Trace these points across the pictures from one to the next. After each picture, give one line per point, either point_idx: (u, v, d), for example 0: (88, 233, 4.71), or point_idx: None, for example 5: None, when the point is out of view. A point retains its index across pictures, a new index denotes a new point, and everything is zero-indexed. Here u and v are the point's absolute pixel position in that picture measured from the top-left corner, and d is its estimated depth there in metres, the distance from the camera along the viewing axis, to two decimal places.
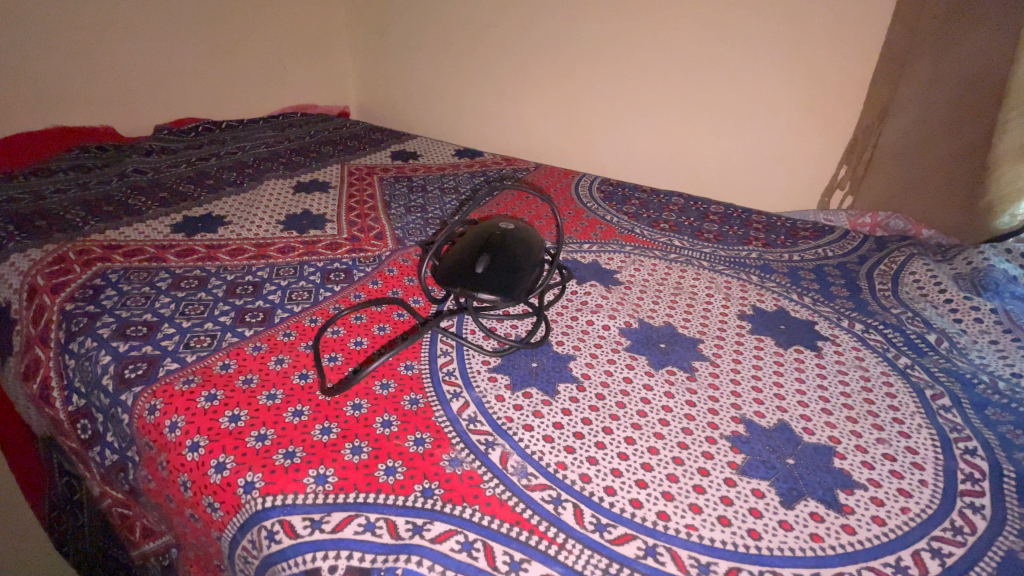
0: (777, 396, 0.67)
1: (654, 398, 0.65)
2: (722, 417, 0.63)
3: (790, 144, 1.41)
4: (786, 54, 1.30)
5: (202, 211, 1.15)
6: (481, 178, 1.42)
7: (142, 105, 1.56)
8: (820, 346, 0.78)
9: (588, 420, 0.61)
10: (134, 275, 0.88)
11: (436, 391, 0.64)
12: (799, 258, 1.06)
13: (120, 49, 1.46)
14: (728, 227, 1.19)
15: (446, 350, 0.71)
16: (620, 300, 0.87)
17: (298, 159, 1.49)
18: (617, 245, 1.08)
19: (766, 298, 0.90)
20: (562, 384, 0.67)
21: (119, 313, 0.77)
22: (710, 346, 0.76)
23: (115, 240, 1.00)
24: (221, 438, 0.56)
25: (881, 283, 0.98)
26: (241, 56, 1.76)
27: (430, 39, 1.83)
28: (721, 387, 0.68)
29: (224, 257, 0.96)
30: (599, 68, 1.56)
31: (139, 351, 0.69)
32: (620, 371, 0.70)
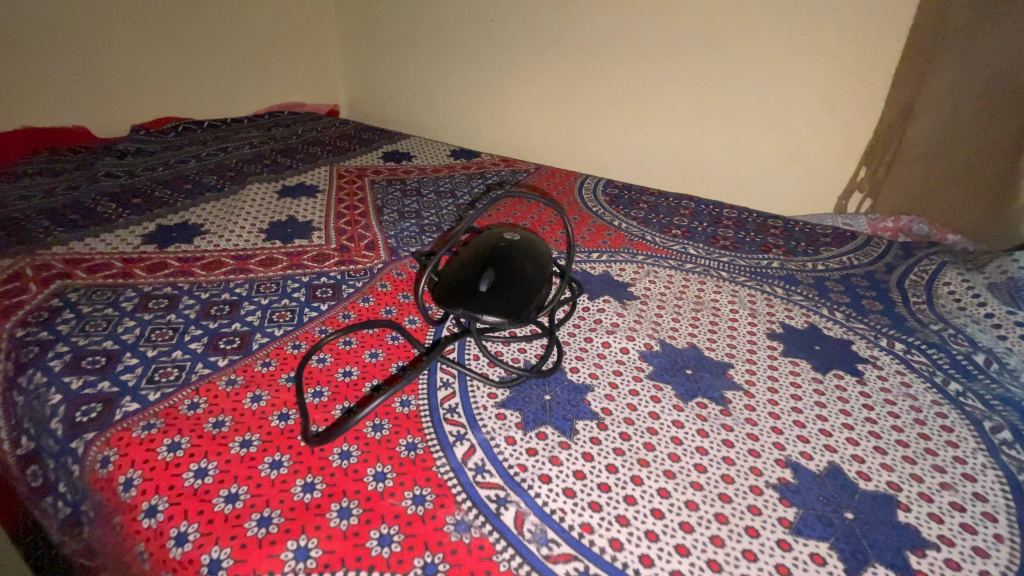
0: (823, 432, 0.60)
1: (686, 438, 0.57)
2: (765, 460, 0.55)
3: (805, 144, 1.32)
4: (802, 50, 1.22)
5: (177, 218, 1.06)
6: (479, 181, 1.33)
7: (116, 105, 1.46)
8: (861, 370, 0.71)
9: (614, 467, 0.53)
10: (98, 294, 0.79)
11: (437, 433, 0.56)
12: (824, 268, 0.99)
13: (89, 45, 1.36)
14: (744, 233, 1.11)
15: (447, 382, 0.63)
16: (638, 318, 0.79)
17: (284, 161, 1.40)
18: (628, 253, 1.00)
19: (794, 314, 0.83)
20: (580, 422, 0.58)
21: (76, 341, 0.68)
22: (742, 372, 0.68)
23: (79, 254, 0.90)
24: (184, 500, 0.47)
25: (914, 294, 0.91)
26: (223, 52, 1.66)
27: (422, 32, 1.74)
28: (760, 423, 0.60)
29: (199, 271, 0.87)
30: (603, 65, 1.48)
31: (94, 388, 0.60)
32: (644, 405, 0.62)
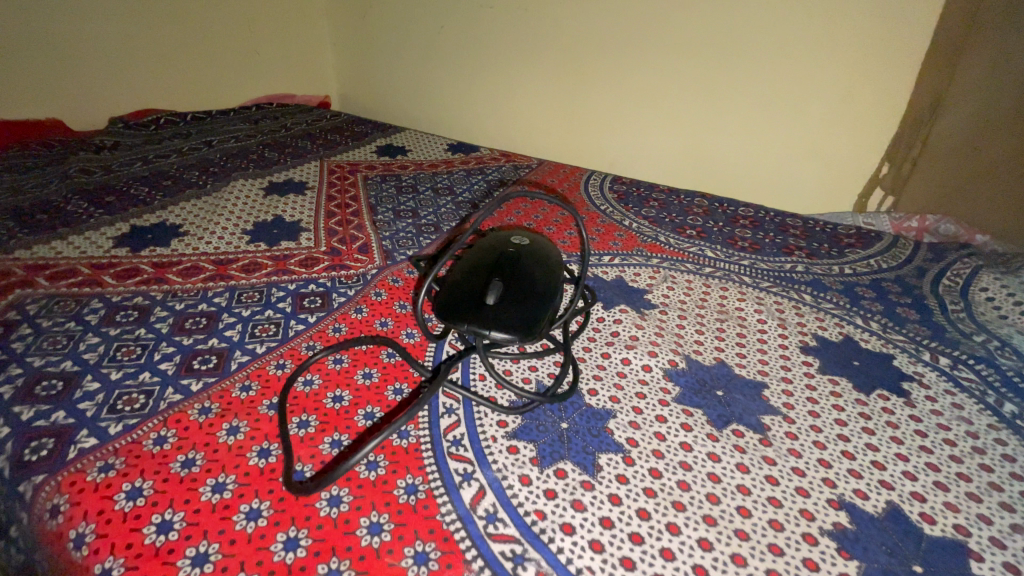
0: (874, 464, 0.53)
1: (724, 474, 0.51)
2: (815, 501, 0.49)
3: (822, 138, 1.25)
4: (823, 38, 1.15)
5: (153, 218, 0.98)
6: (479, 177, 1.25)
7: (90, 96, 1.37)
8: (907, 390, 0.64)
9: (646, 513, 0.46)
10: (60, 305, 0.71)
11: (441, 473, 0.49)
12: (852, 271, 0.92)
13: (61, 33, 1.27)
14: (763, 234, 1.04)
15: (450, 408, 0.56)
16: (658, 331, 0.72)
17: (271, 156, 1.31)
18: (642, 256, 0.93)
19: (827, 324, 0.76)
20: (603, 456, 0.51)
21: (31, 362, 0.60)
22: (778, 394, 0.61)
23: (42, 259, 0.82)
24: (144, 563, 0.40)
25: (952, 301, 0.85)
26: (207, 40, 1.56)
27: (417, 19, 1.65)
28: (805, 455, 0.54)
29: (175, 278, 0.79)
30: (609, 54, 1.40)
31: (47, 419, 0.53)
32: (674, 434, 0.55)
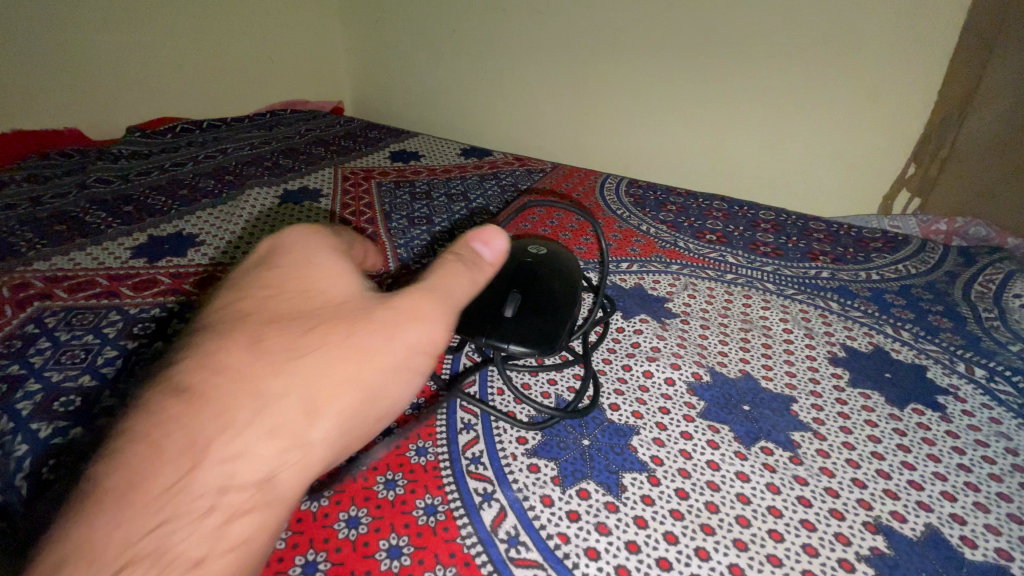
0: (912, 484, 0.51)
1: (754, 495, 0.49)
2: (851, 525, 0.47)
3: (844, 138, 1.22)
4: (847, 39, 1.12)
5: (170, 228, 0.98)
6: (493, 182, 1.24)
7: (109, 105, 1.38)
8: (942, 404, 0.62)
9: (673, 537, 0.45)
10: (78, 318, 0.72)
11: (461, 494, 0.48)
12: (879, 277, 0.89)
13: (81, 43, 1.28)
14: (785, 238, 1.02)
15: (468, 423, 0.55)
16: (680, 342, 0.70)
17: (286, 163, 1.31)
18: (661, 263, 0.91)
19: (856, 334, 0.73)
20: (627, 475, 0.50)
21: (49, 377, 0.61)
22: (807, 409, 0.59)
23: (62, 270, 0.83)
24: None
25: (985, 308, 0.81)
26: (224, 48, 1.57)
27: (431, 23, 1.65)
28: (837, 474, 0.52)
29: (192, 289, 0.79)
30: (626, 56, 1.38)
31: (65, 437, 0.54)
32: (700, 452, 0.53)
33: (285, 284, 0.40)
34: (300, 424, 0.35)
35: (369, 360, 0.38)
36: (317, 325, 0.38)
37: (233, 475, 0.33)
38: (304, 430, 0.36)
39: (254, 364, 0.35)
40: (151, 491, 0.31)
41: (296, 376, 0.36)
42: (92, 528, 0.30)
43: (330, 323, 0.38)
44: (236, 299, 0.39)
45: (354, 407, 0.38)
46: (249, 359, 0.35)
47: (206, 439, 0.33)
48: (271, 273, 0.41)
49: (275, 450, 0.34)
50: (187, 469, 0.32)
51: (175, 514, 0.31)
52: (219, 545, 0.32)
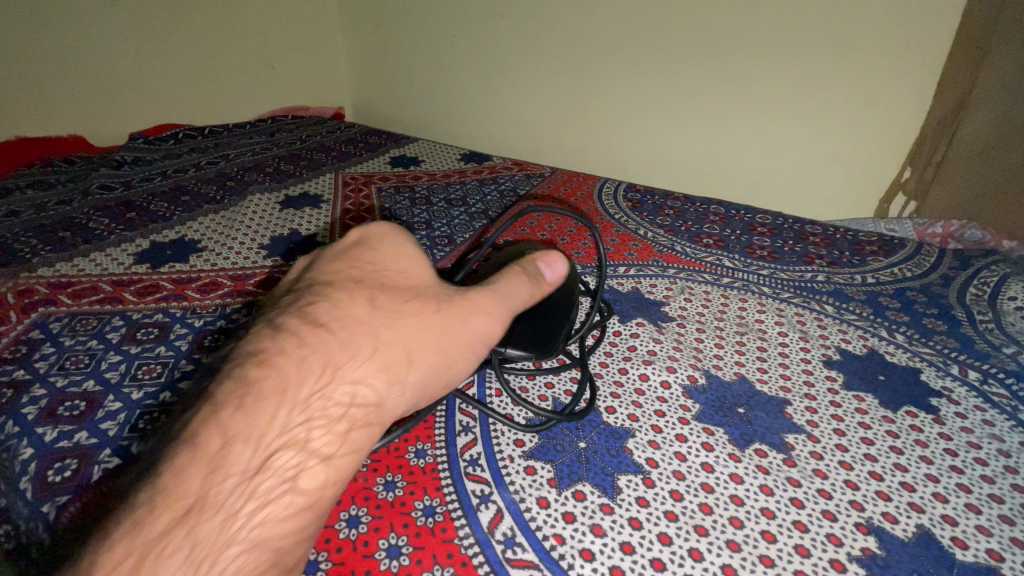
0: (904, 485, 0.52)
1: (748, 496, 0.49)
2: (842, 525, 0.47)
3: (841, 142, 1.23)
4: (843, 42, 1.13)
5: (173, 233, 0.99)
6: (492, 187, 1.25)
7: (112, 112, 1.40)
8: (936, 406, 0.62)
9: (667, 538, 0.45)
10: (82, 323, 0.73)
11: (459, 495, 0.49)
12: (874, 280, 0.90)
13: (85, 51, 1.30)
14: (782, 242, 1.03)
15: (467, 425, 0.56)
16: (677, 345, 0.71)
17: (288, 169, 1.32)
18: (658, 267, 0.92)
19: (850, 337, 0.74)
20: (622, 477, 0.51)
21: (54, 383, 0.62)
22: (801, 411, 0.60)
23: (66, 276, 0.84)
24: None
25: (980, 310, 0.82)
26: (226, 55, 1.59)
27: (432, 29, 1.66)
28: (830, 475, 0.52)
29: (194, 294, 0.80)
30: (624, 60, 1.40)
31: (70, 440, 0.55)
32: (695, 454, 0.54)
33: (386, 263, 0.49)
34: (400, 369, 0.44)
35: (456, 331, 0.49)
36: (418, 298, 0.48)
37: (354, 395, 0.41)
38: (404, 373, 0.44)
39: (375, 314, 0.44)
40: (300, 395, 0.38)
41: (406, 332, 0.45)
42: (249, 419, 0.36)
43: (429, 299, 0.49)
44: (348, 265, 0.48)
45: (441, 365, 0.47)
46: (369, 311, 0.44)
47: (339, 365, 0.41)
48: (375, 252, 0.49)
49: (384, 384, 0.43)
50: (328, 381, 0.40)
51: (303, 427, 0.38)
52: (342, 448, 0.40)
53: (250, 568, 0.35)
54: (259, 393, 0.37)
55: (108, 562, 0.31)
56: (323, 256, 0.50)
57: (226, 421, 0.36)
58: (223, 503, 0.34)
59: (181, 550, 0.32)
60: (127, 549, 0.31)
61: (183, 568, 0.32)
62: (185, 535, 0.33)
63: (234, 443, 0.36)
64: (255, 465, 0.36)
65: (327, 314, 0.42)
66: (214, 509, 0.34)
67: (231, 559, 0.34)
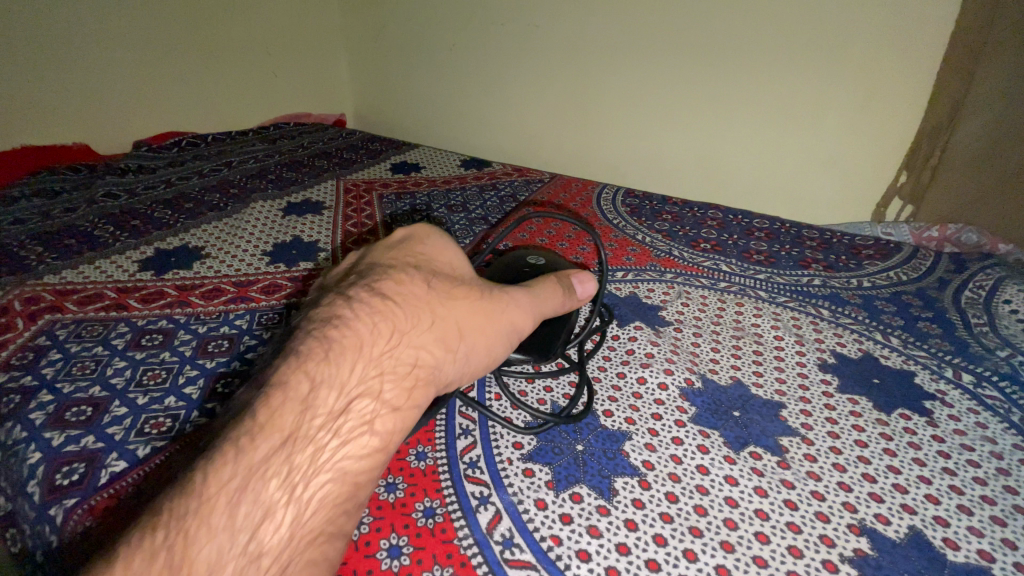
0: (897, 487, 0.53)
1: (742, 498, 0.50)
2: (835, 527, 0.48)
3: (837, 146, 1.24)
4: (841, 47, 1.14)
5: (177, 241, 1.01)
6: (492, 193, 1.26)
7: (117, 120, 1.42)
8: (929, 409, 0.63)
9: (662, 540, 0.46)
10: (88, 330, 0.74)
11: (459, 497, 0.50)
12: (870, 284, 0.91)
13: (90, 61, 1.32)
14: (779, 246, 1.04)
15: (467, 428, 0.57)
16: (673, 349, 0.71)
17: (290, 176, 1.34)
18: (656, 271, 0.93)
19: (845, 341, 0.75)
20: (619, 480, 0.52)
21: (61, 388, 0.63)
22: (796, 415, 0.61)
23: (71, 283, 0.85)
24: None
25: (974, 314, 0.83)
26: (229, 63, 1.61)
27: (432, 36, 1.68)
28: (824, 477, 0.53)
29: (199, 300, 0.81)
30: (622, 67, 1.41)
31: (77, 445, 0.56)
32: (691, 456, 0.55)
33: (436, 255, 0.54)
34: (453, 340, 0.50)
35: (501, 312, 0.53)
36: (465, 282, 0.53)
37: (416, 358, 0.47)
38: (456, 344, 0.50)
39: (432, 294, 0.49)
40: (374, 352, 0.44)
41: (458, 310, 0.50)
42: (335, 368, 0.42)
43: (476, 284, 0.54)
44: (396, 256, 0.52)
45: (487, 342, 0.52)
46: (427, 291, 0.49)
47: (403, 333, 0.46)
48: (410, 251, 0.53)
49: (439, 352, 0.49)
50: (394, 344, 0.45)
51: (377, 379, 0.44)
52: (406, 402, 0.46)
53: (334, 497, 0.40)
54: (341, 348, 0.43)
55: (204, 494, 0.35)
56: (377, 246, 0.54)
57: (314, 369, 0.41)
58: (313, 436, 0.40)
59: (279, 474, 0.37)
60: (234, 469, 0.36)
61: (280, 490, 0.37)
62: (283, 461, 0.38)
63: (320, 387, 0.41)
64: (338, 408, 0.42)
65: (392, 290, 0.47)
66: (306, 441, 0.39)
67: (320, 486, 0.39)
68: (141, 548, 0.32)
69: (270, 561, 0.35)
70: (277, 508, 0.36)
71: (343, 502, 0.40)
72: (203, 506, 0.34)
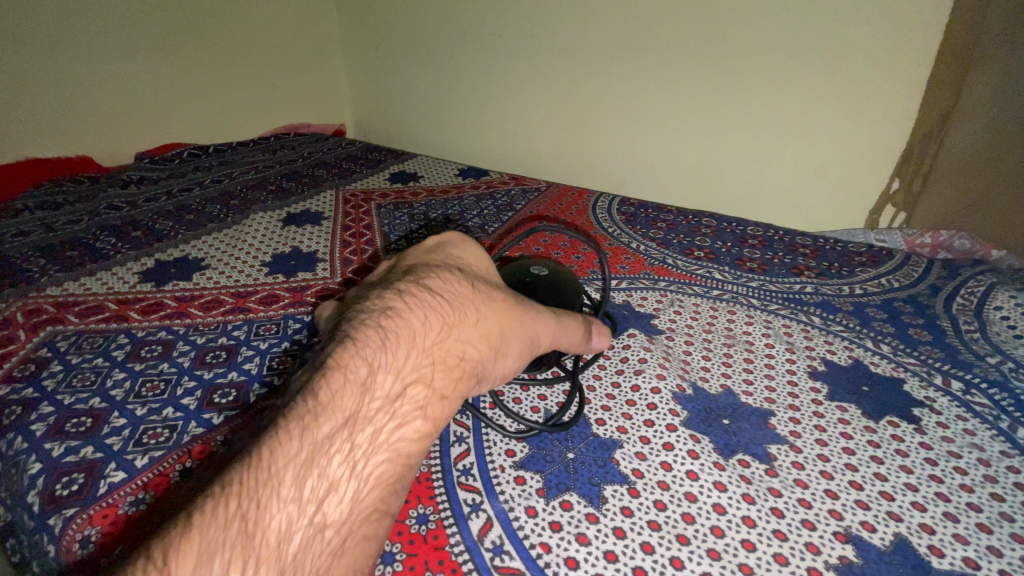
0: (883, 495, 0.53)
1: (730, 505, 0.51)
2: (821, 534, 0.49)
3: (830, 154, 1.25)
4: (831, 56, 1.16)
5: (177, 252, 1.02)
6: (489, 202, 1.28)
7: (118, 132, 1.43)
8: (918, 416, 0.64)
9: (650, 547, 0.47)
10: (88, 341, 0.75)
11: (451, 504, 0.51)
12: (862, 291, 0.92)
13: (92, 74, 1.34)
14: (772, 254, 1.04)
15: (460, 435, 0.58)
16: (666, 357, 0.72)
17: (289, 186, 1.35)
18: (650, 280, 0.94)
19: (836, 348, 0.75)
20: (609, 487, 0.52)
21: (61, 400, 0.64)
22: (785, 422, 0.62)
23: (73, 295, 0.87)
24: None
25: (965, 321, 0.83)
26: (229, 75, 1.63)
27: (430, 47, 1.70)
28: (811, 485, 0.54)
29: (197, 311, 0.82)
30: (617, 76, 1.43)
31: (76, 455, 0.57)
32: (680, 463, 0.55)
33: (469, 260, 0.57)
34: (496, 338, 0.51)
35: (536, 314, 0.55)
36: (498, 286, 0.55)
37: (463, 353, 0.48)
38: (498, 341, 0.51)
39: (477, 292, 0.51)
40: (425, 343, 0.46)
41: (501, 309, 0.52)
42: (391, 355, 0.43)
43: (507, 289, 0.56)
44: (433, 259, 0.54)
45: (524, 340, 0.54)
46: (471, 289, 0.51)
47: (452, 327, 0.48)
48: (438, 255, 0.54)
49: (483, 347, 0.50)
50: (443, 336, 0.47)
51: (427, 367, 0.46)
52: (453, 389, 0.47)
53: (389, 476, 0.42)
54: (397, 337, 0.44)
55: (266, 470, 0.35)
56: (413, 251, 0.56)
57: (371, 355, 0.42)
58: (372, 417, 0.41)
59: (341, 450, 0.39)
60: (301, 444, 0.37)
61: (343, 465, 0.38)
62: (346, 437, 0.39)
63: (377, 371, 0.42)
64: (393, 392, 0.43)
65: (441, 287, 0.49)
66: (366, 421, 0.41)
67: (376, 464, 0.41)
68: (215, 515, 0.32)
69: (333, 533, 0.37)
70: (340, 482, 0.38)
71: (396, 481, 0.42)
72: (274, 476, 0.35)
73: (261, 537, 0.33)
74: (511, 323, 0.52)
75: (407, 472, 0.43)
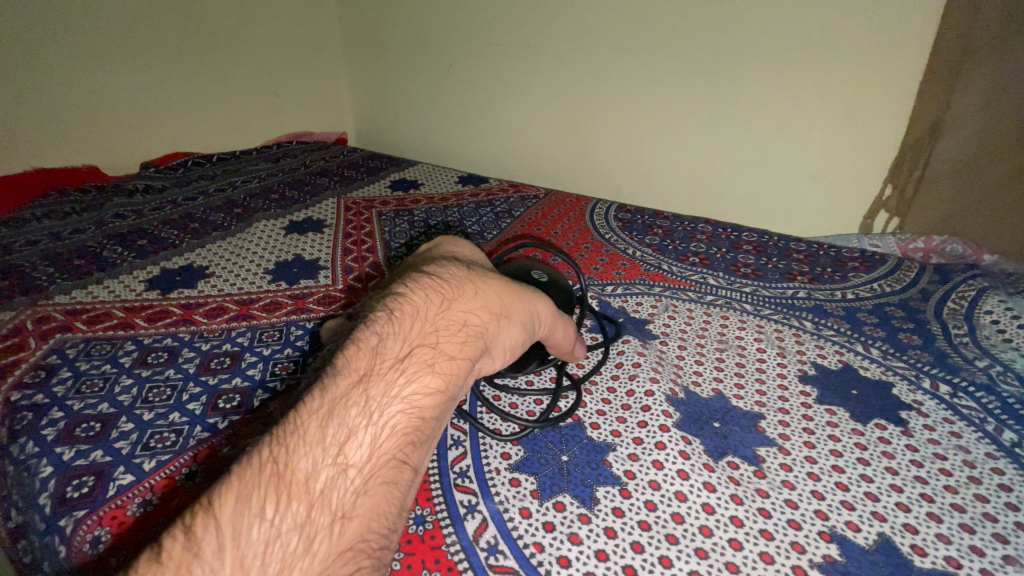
0: (868, 495, 0.55)
1: (719, 505, 0.53)
2: (806, 533, 0.50)
3: (824, 160, 1.27)
4: (824, 64, 1.18)
5: (182, 260, 1.04)
6: (488, 209, 1.30)
7: (125, 142, 1.46)
8: (905, 419, 0.65)
9: (640, 546, 0.48)
10: (97, 348, 0.77)
11: (448, 504, 0.52)
12: (854, 296, 0.93)
13: (99, 86, 1.37)
14: (766, 259, 1.06)
15: (458, 439, 0.60)
16: (659, 361, 0.74)
17: (292, 194, 1.38)
18: (645, 285, 0.95)
19: (827, 352, 0.77)
20: (601, 488, 0.54)
21: (71, 405, 0.66)
22: (775, 425, 0.63)
23: (81, 303, 0.89)
24: None
25: (955, 325, 0.85)
26: (233, 85, 1.66)
27: (431, 56, 1.73)
28: (798, 486, 0.55)
29: (202, 318, 0.85)
30: (614, 84, 1.45)
31: (86, 458, 0.59)
32: (672, 463, 0.57)
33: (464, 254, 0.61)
34: (497, 307, 0.53)
35: (532, 291, 0.58)
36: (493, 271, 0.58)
37: (466, 320, 0.51)
38: (499, 309, 0.53)
39: (471, 273, 0.55)
40: (429, 314, 0.49)
41: (497, 282, 0.55)
42: (396, 325, 0.47)
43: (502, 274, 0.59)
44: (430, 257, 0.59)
45: (525, 312, 0.56)
46: (467, 271, 0.55)
47: (452, 299, 0.51)
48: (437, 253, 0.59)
49: (485, 315, 0.52)
50: (444, 306, 0.50)
51: (432, 330, 0.48)
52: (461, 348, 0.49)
53: (405, 426, 0.44)
54: (401, 312, 0.48)
55: (290, 428, 0.40)
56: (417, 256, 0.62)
57: (379, 329, 0.47)
58: (384, 372, 0.44)
59: (358, 403, 0.42)
60: (321, 402, 0.42)
61: (360, 416, 0.42)
62: (360, 392, 0.43)
63: (385, 336, 0.46)
64: (402, 354, 0.46)
65: (438, 271, 0.54)
66: (380, 376, 0.44)
67: (392, 415, 0.43)
68: (251, 464, 0.38)
69: (356, 474, 0.40)
70: (358, 429, 0.41)
71: (412, 431, 0.44)
72: (299, 428, 0.40)
73: (292, 476, 0.38)
74: (509, 293, 0.55)
75: (425, 423, 0.45)
